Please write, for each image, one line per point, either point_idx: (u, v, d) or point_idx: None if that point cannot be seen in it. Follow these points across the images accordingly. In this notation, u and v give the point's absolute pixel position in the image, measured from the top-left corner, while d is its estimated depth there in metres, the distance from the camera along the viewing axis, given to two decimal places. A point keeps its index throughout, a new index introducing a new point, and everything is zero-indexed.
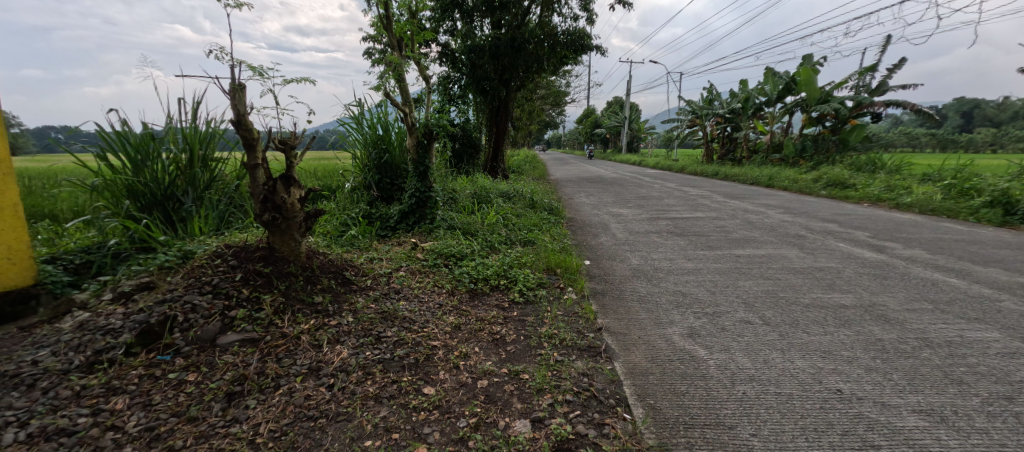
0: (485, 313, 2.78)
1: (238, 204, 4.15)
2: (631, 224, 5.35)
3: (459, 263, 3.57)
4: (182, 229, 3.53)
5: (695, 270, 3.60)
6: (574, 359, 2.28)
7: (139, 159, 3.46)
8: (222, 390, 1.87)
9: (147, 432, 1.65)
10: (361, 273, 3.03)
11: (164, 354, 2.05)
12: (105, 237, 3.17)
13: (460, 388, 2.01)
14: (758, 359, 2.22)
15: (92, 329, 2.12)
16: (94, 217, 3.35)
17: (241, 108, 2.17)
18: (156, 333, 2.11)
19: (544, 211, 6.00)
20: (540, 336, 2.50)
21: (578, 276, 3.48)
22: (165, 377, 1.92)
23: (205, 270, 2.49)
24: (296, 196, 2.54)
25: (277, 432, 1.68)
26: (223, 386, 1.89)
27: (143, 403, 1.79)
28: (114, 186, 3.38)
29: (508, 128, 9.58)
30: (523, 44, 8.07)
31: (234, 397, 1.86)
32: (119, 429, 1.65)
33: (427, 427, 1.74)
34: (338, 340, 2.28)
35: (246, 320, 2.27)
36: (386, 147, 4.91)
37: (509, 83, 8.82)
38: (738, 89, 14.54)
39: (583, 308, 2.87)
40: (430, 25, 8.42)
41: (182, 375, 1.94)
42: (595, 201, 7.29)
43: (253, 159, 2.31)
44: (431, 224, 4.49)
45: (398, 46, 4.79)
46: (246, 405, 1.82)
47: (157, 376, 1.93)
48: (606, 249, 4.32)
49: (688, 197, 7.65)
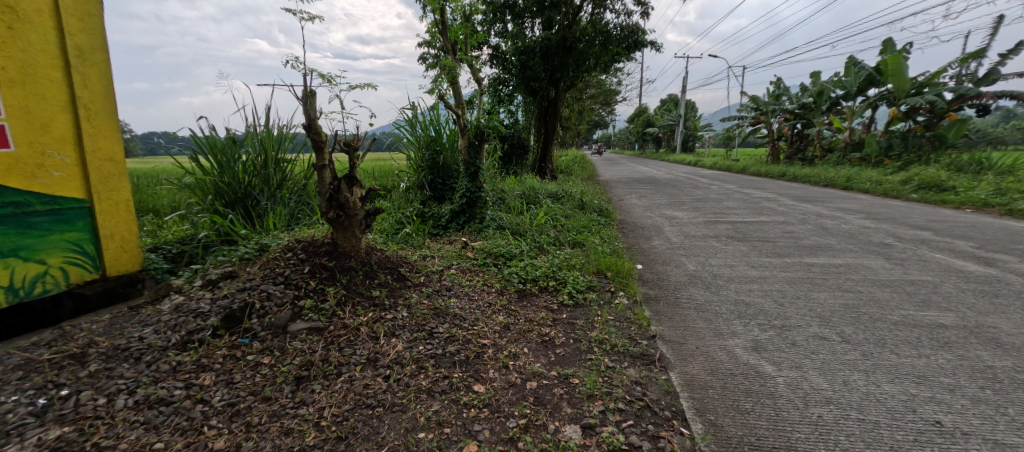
0: (534, 315, 2.74)
1: (306, 202, 4.30)
2: (687, 228, 5.11)
3: (508, 263, 3.55)
4: (259, 224, 3.79)
5: (761, 278, 3.35)
6: (626, 366, 2.19)
7: (224, 160, 3.74)
8: (292, 374, 1.97)
9: (229, 407, 1.78)
10: (415, 269, 3.09)
11: (242, 337, 2.18)
12: (197, 230, 3.49)
13: (510, 387, 1.98)
14: (836, 380, 2.02)
15: (186, 311, 2.32)
16: (188, 212, 3.73)
17: (312, 113, 2.26)
18: (237, 318, 2.24)
19: (593, 213, 5.86)
20: (590, 340, 2.43)
21: (630, 280, 3.36)
22: (245, 358, 2.05)
23: (278, 262, 2.63)
24: (358, 194, 2.62)
25: (339, 417, 1.75)
26: (292, 370, 1.98)
27: (226, 380, 1.92)
28: (204, 185, 3.71)
29: (556, 128, 9.48)
30: (575, 43, 7.95)
31: (302, 381, 1.95)
32: (206, 402, 1.80)
33: (477, 424, 1.75)
34: (393, 333, 2.32)
35: (312, 310, 2.36)
36: (439, 148, 4.98)
37: (559, 82, 8.75)
38: (812, 83, 13.61)
39: (636, 314, 2.76)
40: (482, 28, 8.43)
41: (259, 358, 2.06)
42: (648, 203, 7.04)
43: (319, 160, 2.42)
44: (481, 224, 4.52)
45: (452, 50, 4.89)
46: (312, 389, 1.90)
47: (238, 357, 2.05)
48: (660, 253, 4.13)
49: (751, 199, 7.18)
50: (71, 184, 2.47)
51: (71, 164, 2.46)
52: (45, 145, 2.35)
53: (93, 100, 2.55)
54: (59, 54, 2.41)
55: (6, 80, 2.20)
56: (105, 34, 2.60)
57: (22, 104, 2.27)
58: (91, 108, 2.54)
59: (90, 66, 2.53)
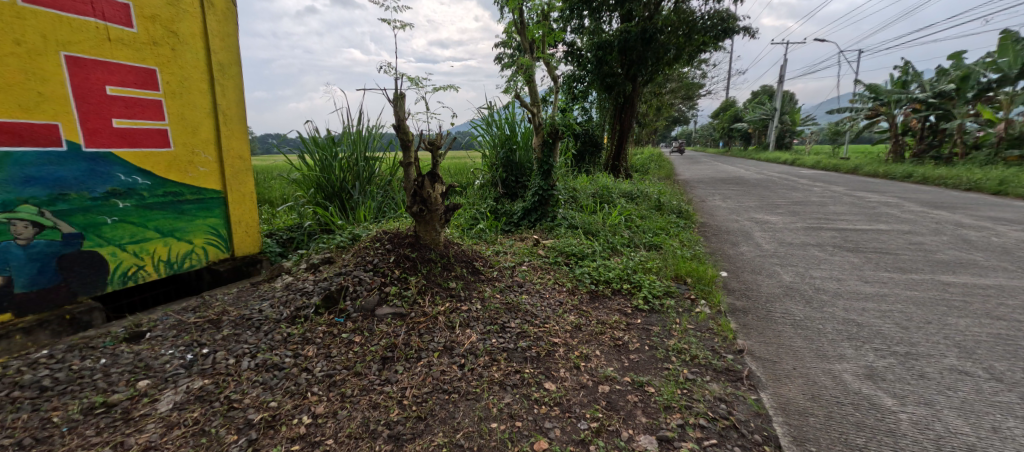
0: (607, 317, 2.63)
1: (391, 197, 4.49)
2: (781, 233, 4.64)
3: (580, 263, 3.46)
4: (352, 215, 4.08)
5: (878, 296, 2.92)
6: (708, 380, 2.03)
7: (325, 158, 4.09)
8: (378, 354, 2.07)
9: (327, 377, 1.93)
10: (489, 264, 3.11)
11: (338, 317, 2.33)
12: (302, 219, 3.84)
13: (580, 389, 1.93)
14: (980, 425, 1.69)
15: (293, 290, 2.56)
16: (294, 204, 4.13)
17: (401, 115, 2.36)
18: (334, 299, 2.41)
19: (672, 214, 5.54)
20: (667, 348, 2.29)
21: (714, 288, 3.11)
22: (340, 335, 2.20)
23: (368, 251, 2.79)
24: (440, 191, 2.68)
25: (419, 398, 1.82)
26: (379, 351, 2.09)
27: (325, 354, 2.07)
28: (308, 180, 4.10)
29: (633, 125, 9.12)
30: (655, 34, 7.53)
31: (387, 361, 2.05)
32: (309, 371, 1.97)
33: (548, 421, 1.73)
34: (468, 324, 2.35)
35: (397, 296, 2.47)
36: (514, 146, 5.00)
37: (637, 77, 8.41)
38: (953, 66, 11.78)
39: (719, 325, 2.55)
40: (558, 26, 8.34)
41: (351, 336, 2.19)
42: (734, 205, 6.51)
43: (406, 158, 2.52)
44: (553, 222, 4.46)
45: (530, 49, 4.88)
46: (395, 369, 2.00)
47: (334, 334, 2.21)
48: (749, 261, 3.78)
49: (865, 204, 6.33)
50: (212, 178, 2.82)
51: (213, 161, 2.82)
52: (194, 146, 2.71)
53: (230, 107, 2.89)
54: (206, 68, 2.77)
55: (168, 92, 2.57)
56: (240, 50, 2.94)
57: (179, 111, 2.63)
58: (228, 113, 2.88)
59: (227, 78, 2.87)
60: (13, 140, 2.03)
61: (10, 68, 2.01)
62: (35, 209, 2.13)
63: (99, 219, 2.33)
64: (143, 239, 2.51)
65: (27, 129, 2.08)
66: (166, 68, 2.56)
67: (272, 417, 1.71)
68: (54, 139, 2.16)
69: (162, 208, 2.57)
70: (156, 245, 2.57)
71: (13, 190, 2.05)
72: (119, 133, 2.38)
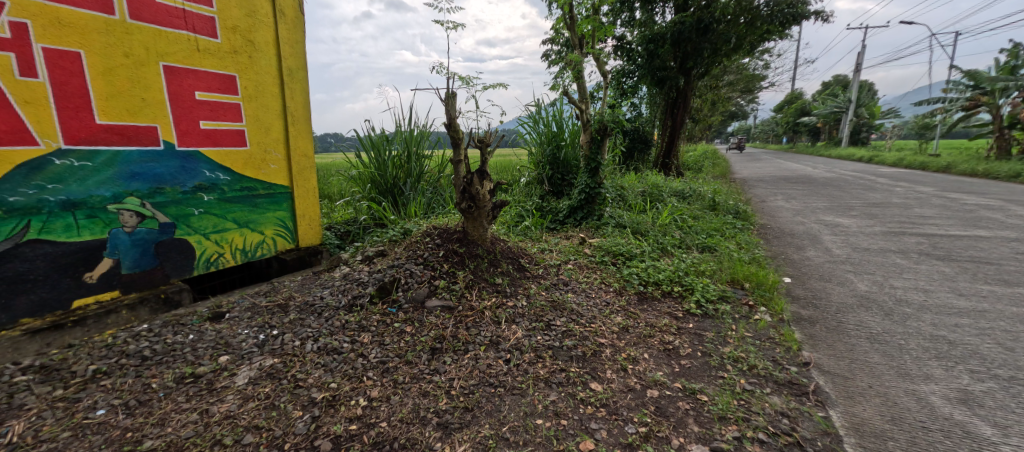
0: (656, 320, 2.52)
1: (440, 193, 4.57)
2: (853, 238, 4.26)
3: (627, 263, 3.35)
4: (403, 211, 4.18)
5: (973, 311, 2.60)
6: (768, 392, 1.89)
7: (378, 155, 4.23)
8: (428, 344, 2.10)
9: (381, 364, 1.98)
10: (534, 262, 3.07)
11: (391, 307, 2.39)
12: (357, 214, 3.98)
13: (628, 392, 1.86)
14: None
15: (350, 280, 2.66)
16: (351, 198, 4.30)
17: (453, 112, 2.38)
18: (387, 289, 2.48)
19: (728, 215, 5.25)
20: (722, 356, 2.15)
21: (775, 294, 2.90)
22: (392, 325, 2.25)
23: (419, 245, 2.84)
24: (488, 188, 2.68)
25: (466, 389, 1.83)
26: (429, 341, 2.12)
27: (379, 342, 2.13)
28: (364, 176, 4.27)
29: (685, 121, 8.74)
30: (712, 24, 7.13)
31: (436, 351, 2.08)
32: (364, 357, 2.03)
33: (595, 422, 1.68)
34: (513, 320, 2.33)
35: (445, 289, 2.49)
36: (560, 143, 4.93)
37: (691, 70, 8.04)
38: None
39: (782, 335, 2.37)
40: (608, 19, 8.14)
41: (403, 326, 2.24)
42: (799, 206, 6.06)
43: (456, 156, 2.54)
44: (599, 221, 4.35)
45: (579, 44, 4.78)
46: (444, 360, 2.02)
47: (387, 323, 2.27)
48: (815, 266, 3.50)
49: (956, 207, 5.68)
50: (282, 175, 2.99)
51: (283, 159, 2.98)
52: (268, 145, 2.88)
53: (297, 108, 3.04)
54: (277, 74, 2.93)
55: (246, 96, 2.75)
56: (306, 55, 3.08)
57: (255, 113, 2.80)
58: (296, 114, 3.04)
59: (295, 82, 3.02)
60: (123, 141, 2.25)
61: (120, 76, 2.22)
62: (138, 201, 2.33)
63: (189, 210, 2.53)
64: (224, 230, 2.70)
65: (133, 131, 2.28)
66: (244, 74, 2.73)
67: (332, 397, 1.79)
68: (153, 139, 2.35)
69: (239, 201, 2.75)
70: (234, 235, 2.75)
71: (122, 184, 2.26)
72: (205, 134, 2.57)
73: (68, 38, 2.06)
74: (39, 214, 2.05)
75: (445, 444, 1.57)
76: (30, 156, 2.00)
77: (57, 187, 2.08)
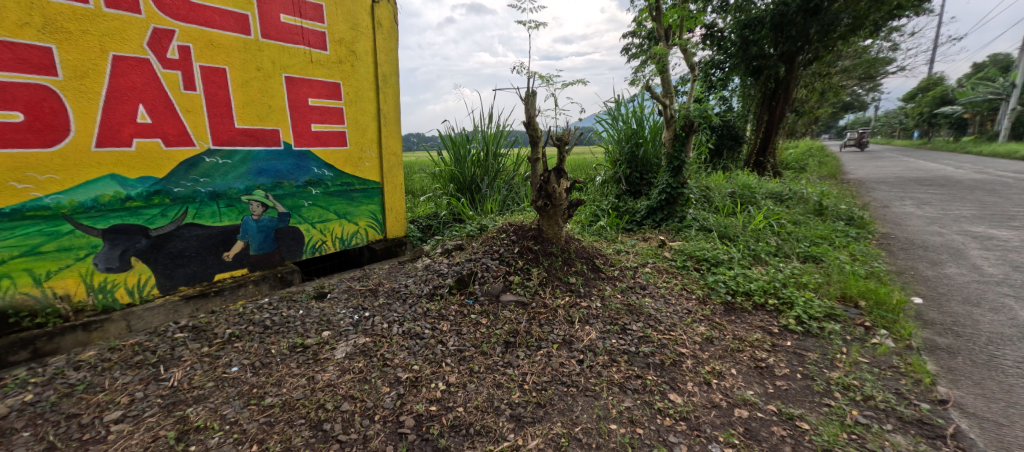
0: (746, 333, 2.26)
1: (515, 191, 4.58)
2: (1009, 254, 3.50)
3: (713, 270, 3.06)
4: (479, 207, 4.25)
5: None
6: (889, 428, 1.59)
7: (458, 153, 4.33)
8: (502, 337, 2.08)
9: (458, 352, 2.00)
10: (610, 263, 2.91)
11: (468, 298, 2.41)
12: (437, 209, 4.11)
13: (712, 408, 1.68)
14: None
15: (431, 270, 2.73)
16: (432, 193, 4.46)
17: (532, 110, 2.33)
18: (465, 282, 2.50)
19: (837, 221, 4.60)
20: (828, 381, 1.87)
21: (900, 316, 2.46)
22: (468, 316, 2.26)
23: (496, 240, 2.84)
24: (565, 186, 2.59)
25: (539, 386, 1.77)
26: (503, 334, 2.10)
27: (457, 331, 2.15)
28: (445, 173, 4.40)
29: (785, 114, 7.86)
30: (823, 3, 6.23)
31: (510, 345, 2.05)
32: (443, 343, 2.06)
33: (674, 435, 1.53)
34: (587, 321, 2.23)
35: (520, 285, 2.46)
36: (640, 141, 4.66)
37: (795, 58, 7.19)
38: None
39: (909, 363, 1.99)
40: (698, 7, 7.56)
41: (479, 318, 2.24)
42: (933, 214, 5.14)
43: (533, 154, 2.49)
44: (681, 223, 4.05)
45: (665, 35, 4.47)
46: (517, 354, 1.98)
47: (464, 314, 2.28)
48: (955, 286, 2.92)
49: None
50: (375, 171, 3.17)
51: (376, 157, 3.16)
52: (365, 144, 3.07)
53: (389, 111, 3.21)
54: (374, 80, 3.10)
55: (348, 101, 2.95)
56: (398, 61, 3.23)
57: (355, 116, 2.99)
58: (388, 116, 3.20)
59: (388, 87, 3.18)
60: (254, 142, 2.52)
61: (253, 87, 2.49)
62: (264, 193, 2.60)
63: (300, 202, 2.77)
64: (327, 220, 2.93)
65: (262, 133, 2.55)
66: (347, 81, 2.93)
67: (415, 378, 1.83)
68: (276, 140, 2.61)
69: (339, 195, 2.97)
70: (335, 225, 2.98)
71: (252, 178, 2.53)
72: (315, 134, 2.79)
73: (217, 56, 2.34)
74: (194, 203, 2.34)
75: (517, 436, 1.53)
76: (189, 155, 2.29)
77: (206, 181, 2.37)
